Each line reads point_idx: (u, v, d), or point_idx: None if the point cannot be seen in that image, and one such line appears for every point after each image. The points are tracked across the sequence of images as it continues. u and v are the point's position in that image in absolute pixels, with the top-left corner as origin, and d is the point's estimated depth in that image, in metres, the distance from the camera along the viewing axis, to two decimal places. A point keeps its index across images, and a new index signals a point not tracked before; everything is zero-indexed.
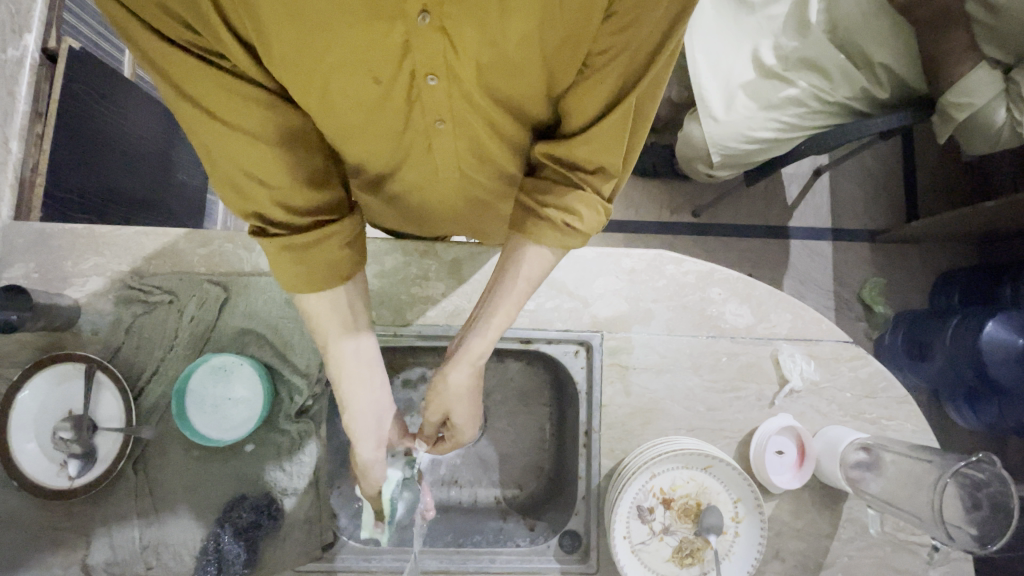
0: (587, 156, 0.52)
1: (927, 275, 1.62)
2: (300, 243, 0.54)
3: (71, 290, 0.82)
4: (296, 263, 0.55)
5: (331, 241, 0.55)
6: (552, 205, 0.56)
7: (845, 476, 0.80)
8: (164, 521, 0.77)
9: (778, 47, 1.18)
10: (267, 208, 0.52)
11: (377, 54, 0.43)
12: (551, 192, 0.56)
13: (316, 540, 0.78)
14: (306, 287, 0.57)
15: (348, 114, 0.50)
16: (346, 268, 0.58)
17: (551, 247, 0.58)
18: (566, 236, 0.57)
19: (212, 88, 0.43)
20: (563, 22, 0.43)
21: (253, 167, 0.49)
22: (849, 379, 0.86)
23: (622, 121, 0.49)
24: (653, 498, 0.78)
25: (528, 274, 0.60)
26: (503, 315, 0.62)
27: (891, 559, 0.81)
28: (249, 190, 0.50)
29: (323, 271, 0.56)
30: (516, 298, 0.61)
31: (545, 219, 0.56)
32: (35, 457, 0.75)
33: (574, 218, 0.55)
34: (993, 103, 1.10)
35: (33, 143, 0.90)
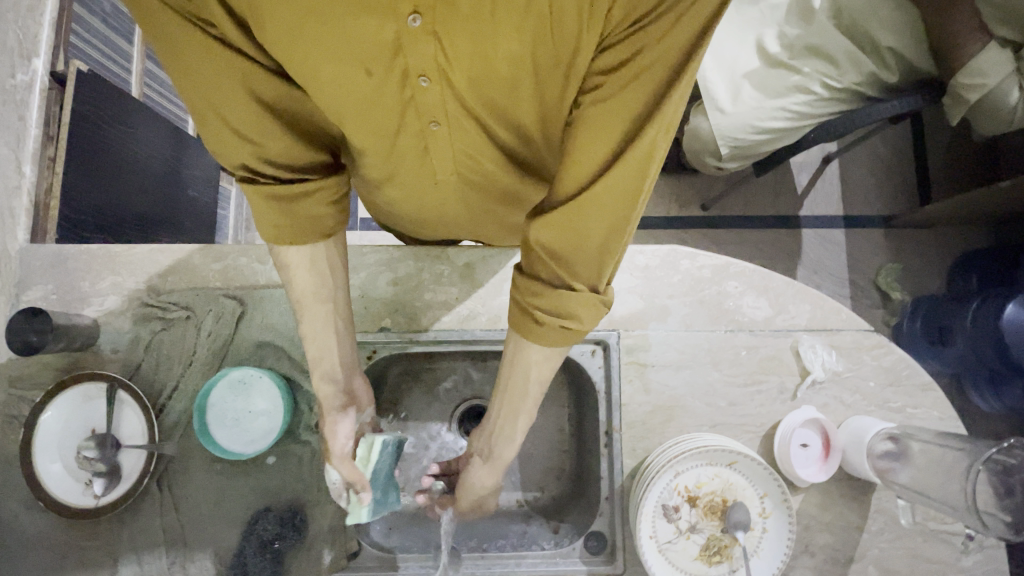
0: (573, 246, 0.47)
1: (943, 259, 1.59)
2: (287, 195, 0.55)
3: (89, 310, 0.83)
4: (279, 215, 0.56)
5: (318, 198, 0.57)
6: (544, 307, 0.51)
7: (872, 467, 0.78)
8: (190, 535, 0.78)
9: (782, 35, 1.17)
10: (256, 164, 0.53)
11: (369, 49, 0.43)
12: (541, 291, 0.50)
13: (341, 549, 0.78)
14: (288, 239, 0.58)
15: (342, 108, 0.50)
16: (329, 226, 0.60)
17: (549, 346, 0.54)
18: (561, 335, 0.52)
19: (205, 55, 0.44)
20: (559, 33, 0.41)
21: (243, 127, 0.50)
22: (872, 368, 0.85)
23: (619, 194, 0.43)
24: (678, 496, 0.77)
25: (540, 378, 0.58)
26: (523, 419, 0.63)
27: (924, 550, 0.80)
28: (238, 148, 0.51)
29: (306, 226, 0.58)
30: (534, 401, 0.62)
31: (539, 322, 0.52)
32: (61, 477, 0.76)
33: (572, 320, 0.51)
34: (1006, 83, 1.08)
35: (46, 166, 0.91)
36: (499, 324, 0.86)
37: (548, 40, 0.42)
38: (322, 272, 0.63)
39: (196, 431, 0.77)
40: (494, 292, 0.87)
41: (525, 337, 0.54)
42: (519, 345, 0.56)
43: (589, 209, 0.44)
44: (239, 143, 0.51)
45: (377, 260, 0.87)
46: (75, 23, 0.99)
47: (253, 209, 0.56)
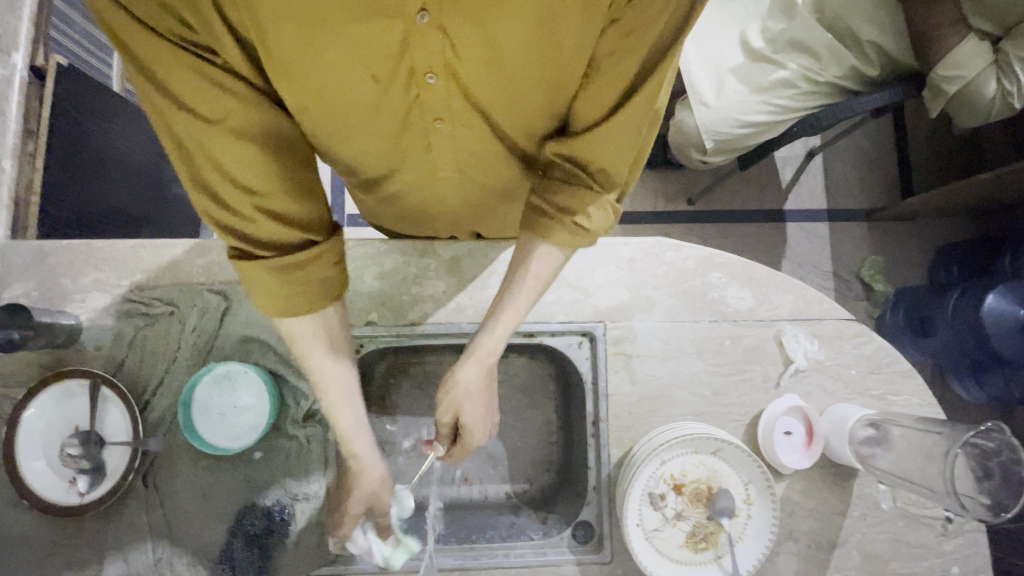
0: (593, 161, 0.52)
1: (925, 251, 1.62)
2: (290, 261, 0.52)
3: (71, 307, 0.82)
4: (287, 283, 0.53)
5: (325, 259, 0.55)
6: (562, 206, 0.55)
7: (854, 453, 0.80)
8: (176, 532, 0.77)
9: (765, 30, 1.19)
10: (257, 226, 0.50)
11: (378, 52, 0.45)
12: (561, 193, 0.55)
13: (329, 543, 0.78)
14: (296, 306, 0.55)
15: (346, 114, 0.51)
16: (337, 285, 0.57)
17: (560, 246, 0.58)
18: (577, 237, 0.56)
19: (206, 93, 0.42)
20: (567, 23, 0.44)
21: (244, 181, 0.47)
22: (853, 356, 0.87)
23: (634, 119, 0.48)
24: (664, 484, 0.79)
25: (537, 274, 0.60)
26: (513, 311, 0.62)
27: (905, 534, 0.82)
28: (236, 207, 0.48)
29: (316, 290, 0.55)
30: (528, 295, 0.61)
31: (554, 220, 0.56)
32: (44, 475, 0.75)
33: (584, 218, 0.55)
34: (983, 75, 1.10)
35: (26, 161, 0.90)
36: (486, 316, 0.86)
37: (555, 32, 0.45)
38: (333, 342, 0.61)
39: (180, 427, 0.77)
40: (481, 284, 0.87)
41: (533, 231, 0.58)
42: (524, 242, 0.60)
43: (608, 137, 0.50)
44: (242, 203, 0.48)
45: (363, 254, 0.86)
46: (55, 17, 0.98)
47: (255, 286, 0.53)
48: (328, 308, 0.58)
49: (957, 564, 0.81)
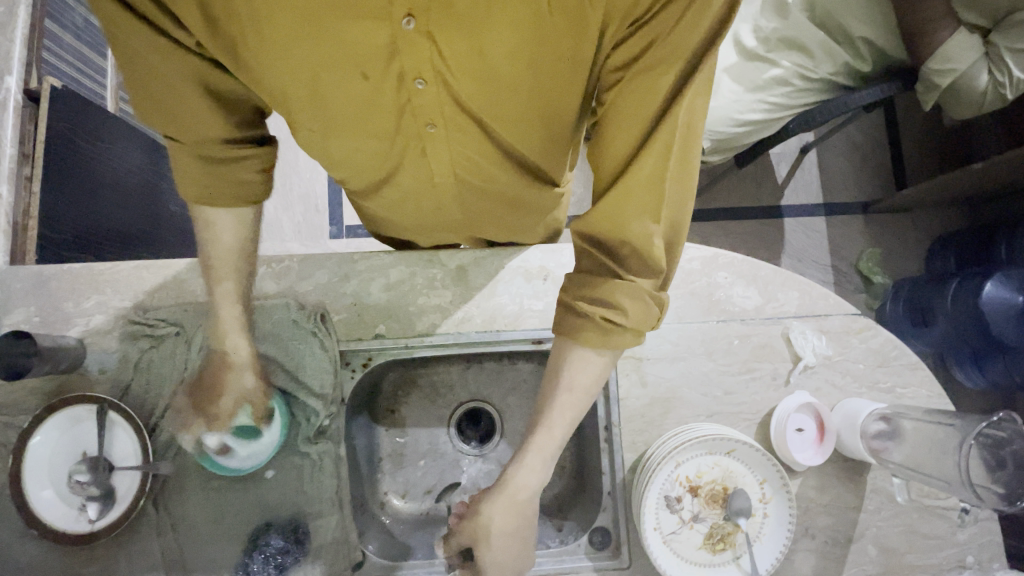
0: (616, 234, 0.51)
1: (920, 241, 1.63)
2: (213, 156, 0.61)
3: (74, 331, 0.81)
4: (205, 179, 0.62)
5: (245, 165, 0.63)
6: (593, 300, 0.54)
7: (867, 447, 0.80)
8: (190, 554, 0.76)
9: (757, 29, 1.19)
10: (189, 129, 0.58)
11: (367, 51, 0.46)
12: (592, 287, 0.54)
13: (345, 560, 0.77)
14: (213, 197, 0.64)
15: (337, 108, 0.53)
16: (251, 194, 0.65)
17: (596, 349, 0.56)
18: (610, 334, 0.54)
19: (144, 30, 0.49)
20: (558, 30, 0.45)
21: (182, 100, 0.55)
22: (861, 351, 0.87)
23: (651, 175, 0.47)
24: (680, 487, 0.78)
25: (568, 384, 0.59)
26: (550, 436, 0.60)
27: (920, 526, 0.82)
28: (181, 117, 0.57)
29: (230, 191, 0.64)
30: (565, 411, 0.59)
31: (584, 316, 0.55)
32: (53, 503, 0.74)
33: (619, 313, 0.53)
34: (976, 66, 1.11)
35: (22, 186, 0.88)
36: (494, 325, 0.85)
37: (546, 36, 0.46)
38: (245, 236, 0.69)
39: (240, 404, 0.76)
40: (488, 293, 0.86)
41: (567, 337, 0.57)
42: (560, 345, 0.59)
43: (628, 199, 0.48)
44: (175, 113, 0.57)
45: (369, 266, 0.86)
46: (47, 39, 0.97)
47: (180, 167, 0.61)
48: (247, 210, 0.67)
49: (973, 554, 0.81)
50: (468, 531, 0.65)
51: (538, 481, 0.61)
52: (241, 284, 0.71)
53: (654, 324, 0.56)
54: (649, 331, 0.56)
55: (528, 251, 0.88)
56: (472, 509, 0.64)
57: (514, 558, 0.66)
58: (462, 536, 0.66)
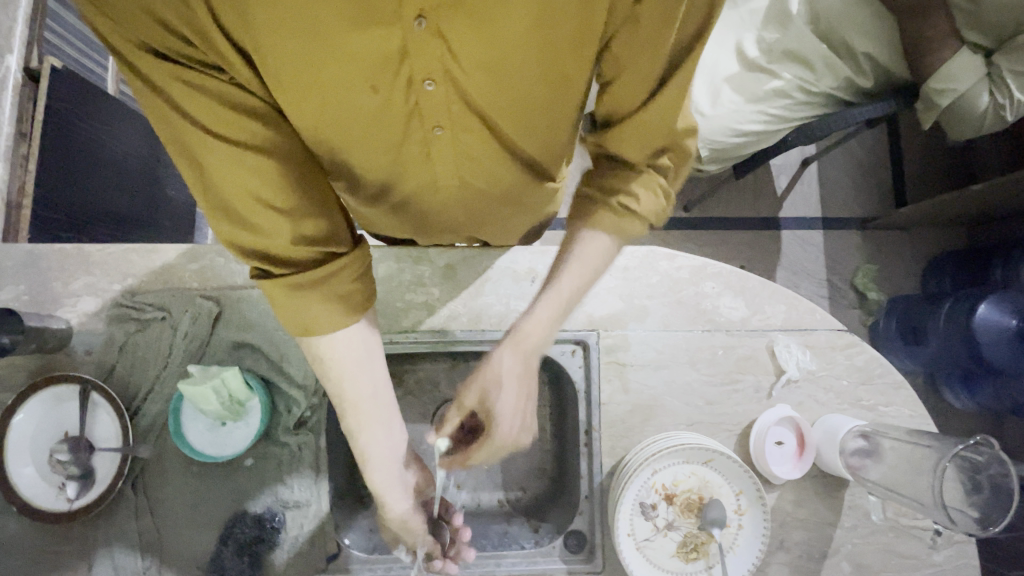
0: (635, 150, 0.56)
1: (918, 260, 1.63)
2: (311, 277, 0.53)
3: (62, 311, 0.81)
4: (303, 301, 0.54)
5: (342, 271, 0.55)
6: (611, 190, 0.58)
7: (845, 463, 0.80)
8: (167, 538, 0.77)
9: (760, 40, 1.19)
10: (275, 240, 0.51)
11: (376, 61, 0.46)
12: (610, 179, 0.58)
13: (320, 551, 0.77)
14: (311, 315, 0.55)
15: (347, 124, 0.52)
16: (359, 301, 0.57)
17: (610, 236, 0.59)
18: (625, 222, 0.58)
19: (229, 117, 0.45)
20: (568, 20, 0.46)
21: (261, 190, 0.48)
22: (845, 367, 0.87)
23: (670, 101, 0.50)
24: (656, 494, 0.79)
25: (580, 259, 0.59)
26: (563, 296, 0.59)
27: (895, 545, 0.82)
28: (259, 218, 0.50)
29: (336, 307, 0.55)
30: (580, 279, 0.59)
31: (602, 203, 0.58)
32: (33, 481, 0.75)
33: (634, 201, 0.57)
34: (977, 88, 1.11)
35: (19, 164, 0.89)
36: (480, 324, 0.86)
37: (554, 26, 0.46)
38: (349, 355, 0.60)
39: (228, 389, 0.74)
40: (475, 292, 0.87)
41: (584, 219, 0.60)
42: (569, 232, 0.61)
43: (642, 126, 0.53)
44: (258, 213, 0.49)
45: None
46: (50, 19, 0.97)
47: (278, 301, 0.54)
48: (353, 323, 0.58)
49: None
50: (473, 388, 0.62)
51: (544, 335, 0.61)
52: (360, 372, 0.60)
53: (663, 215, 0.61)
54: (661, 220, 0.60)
55: (516, 252, 0.88)
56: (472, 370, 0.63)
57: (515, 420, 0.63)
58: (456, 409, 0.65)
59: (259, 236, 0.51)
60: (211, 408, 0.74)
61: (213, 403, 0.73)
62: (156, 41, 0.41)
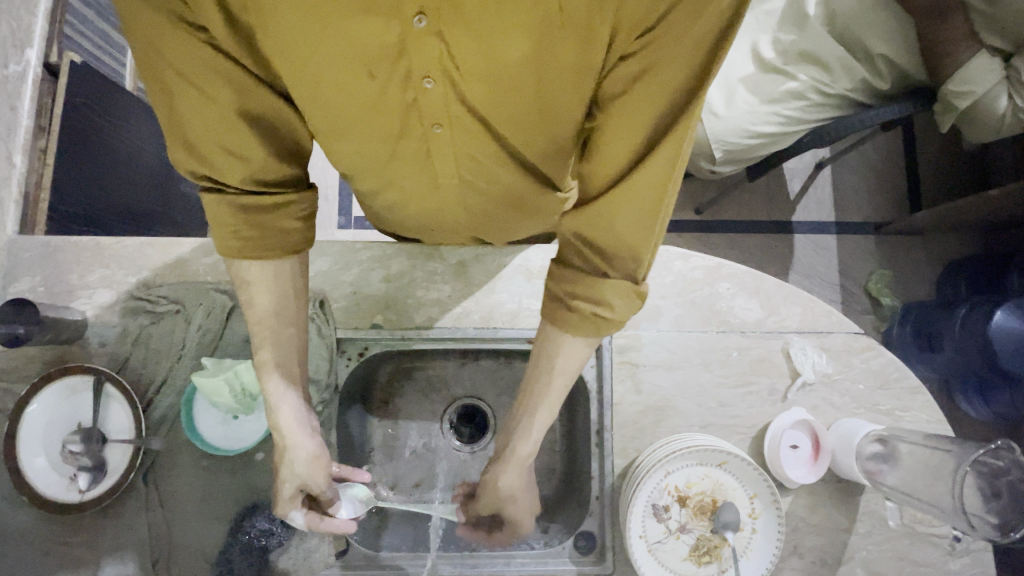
0: (608, 240, 0.51)
1: (932, 266, 1.61)
2: (256, 208, 0.58)
3: (77, 303, 0.82)
4: (245, 229, 0.58)
5: (284, 212, 0.60)
6: (581, 295, 0.55)
7: (862, 468, 0.79)
8: (176, 532, 0.77)
9: (776, 41, 1.19)
10: (228, 177, 0.55)
11: (375, 52, 0.46)
12: (576, 279, 0.55)
13: (329, 547, 0.77)
14: (252, 250, 0.60)
15: (343, 107, 0.53)
16: (295, 242, 0.62)
17: (585, 338, 0.58)
18: (597, 325, 0.56)
19: (205, 73, 0.48)
20: (567, 40, 0.44)
21: (225, 139, 0.52)
22: (862, 370, 0.86)
23: (651, 184, 0.46)
24: (669, 496, 0.78)
25: (562, 368, 0.61)
26: (544, 414, 0.64)
27: (911, 553, 0.80)
28: (216, 158, 0.54)
29: (272, 244, 0.60)
30: (557, 392, 0.63)
31: (574, 311, 0.56)
32: (44, 472, 0.75)
33: (604, 308, 0.55)
34: (995, 90, 1.11)
35: (36, 157, 0.89)
36: (491, 322, 0.85)
37: (554, 44, 0.45)
38: (285, 292, 0.65)
39: (240, 381, 0.74)
40: (487, 289, 0.86)
41: (558, 327, 0.58)
42: (546, 335, 0.61)
43: (619, 210, 0.49)
44: (217, 152, 0.53)
45: (370, 256, 0.86)
46: (69, 15, 0.98)
47: (219, 221, 0.58)
48: (287, 260, 0.64)
49: None
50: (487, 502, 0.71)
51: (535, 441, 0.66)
52: (284, 306, 0.65)
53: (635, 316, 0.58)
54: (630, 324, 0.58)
55: (529, 251, 0.87)
56: (486, 478, 0.70)
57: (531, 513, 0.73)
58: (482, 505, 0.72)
59: (216, 170, 0.55)
60: (223, 400, 0.74)
61: (224, 394, 0.73)
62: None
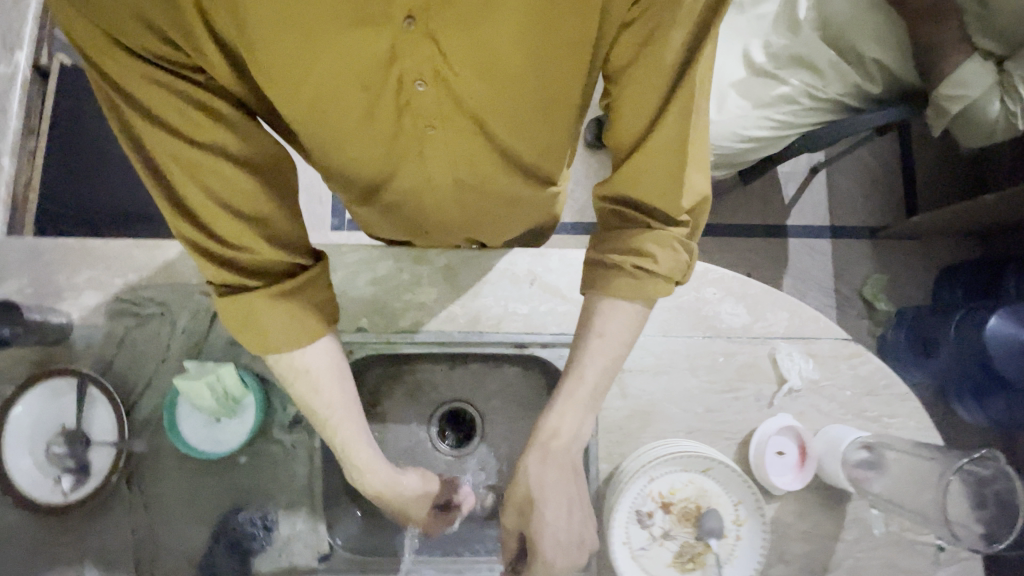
0: (643, 192, 0.54)
1: (928, 270, 1.60)
2: (287, 286, 0.56)
3: (64, 305, 0.82)
4: (279, 311, 0.57)
5: (315, 282, 0.58)
6: (620, 250, 0.57)
7: (847, 475, 0.78)
8: (160, 534, 0.77)
9: (767, 45, 1.18)
10: (255, 254, 0.54)
11: (365, 56, 0.46)
12: (617, 237, 0.57)
13: (312, 550, 0.77)
14: (271, 325, 0.57)
15: (335, 115, 0.53)
16: (329, 309, 0.61)
17: (630, 298, 0.59)
18: (641, 281, 0.57)
19: (206, 125, 0.47)
20: (561, 22, 0.46)
21: (240, 202, 0.52)
22: (850, 377, 0.85)
23: (674, 135, 0.50)
24: (653, 502, 0.77)
25: (599, 331, 0.61)
26: (585, 383, 0.62)
27: (899, 560, 0.80)
28: (236, 234, 0.53)
29: (308, 317, 0.59)
30: (599, 359, 0.61)
31: (613, 267, 0.58)
32: (29, 473, 0.75)
33: (650, 260, 0.56)
34: (987, 95, 1.09)
35: (25, 158, 0.90)
36: (477, 326, 0.85)
37: (548, 32, 0.47)
38: (328, 355, 0.62)
39: (222, 383, 0.74)
40: (474, 294, 0.86)
41: (599, 288, 0.60)
42: (590, 302, 0.61)
43: (647, 163, 0.52)
44: (237, 227, 0.52)
45: (357, 259, 0.86)
46: None
47: (253, 315, 0.56)
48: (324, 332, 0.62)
49: None
50: (513, 506, 0.65)
51: (571, 426, 0.63)
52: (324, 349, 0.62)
53: (683, 274, 0.59)
54: (678, 281, 0.59)
55: (516, 254, 0.87)
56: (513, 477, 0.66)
57: (571, 551, 0.63)
58: (509, 517, 0.66)
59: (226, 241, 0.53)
60: (206, 400, 0.73)
61: (205, 395, 0.73)
62: (124, 40, 0.43)
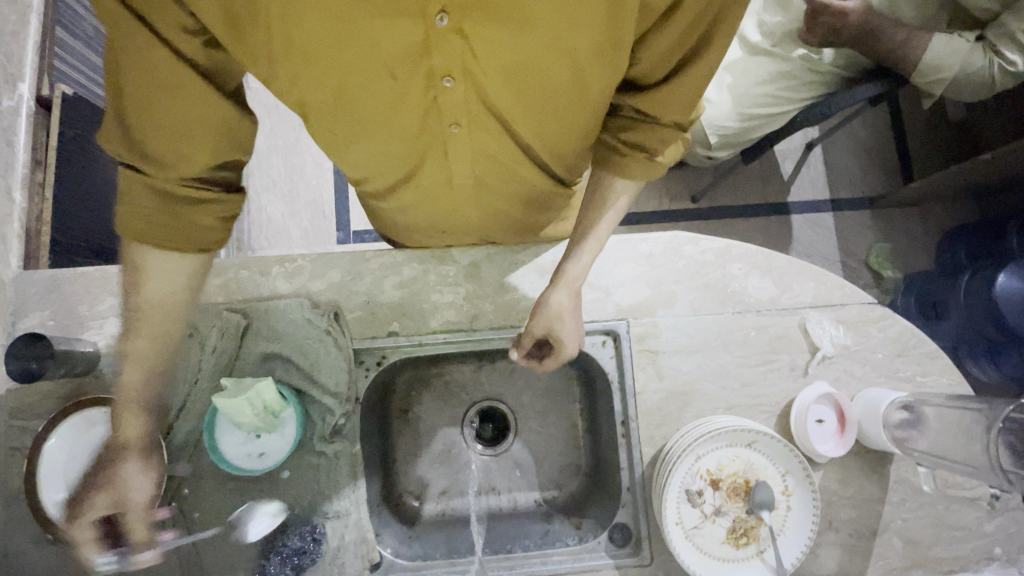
0: (662, 110, 0.57)
1: (930, 235, 1.62)
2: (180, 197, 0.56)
3: (89, 334, 0.81)
4: (164, 217, 0.56)
5: (208, 208, 0.58)
6: (635, 142, 0.61)
7: (891, 437, 0.78)
8: (208, 557, 0.75)
9: (761, 24, 1.20)
10: (163, 174, 0.55)
11: (397, 52, 0.46)
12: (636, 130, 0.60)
13: (363, 559, 0.76)
14: (171, 246, 0.58)
15: (361, 108, 0.52)
16: (212, 239, 0.60)
17: (636, 177, 0.64)
18: (650, 167, 0.62)
19: (166, 73, 0.47)
20: (594, 17, 0.45)
21: (175, 142, 0.52)
22: (879, 340, 0.86)
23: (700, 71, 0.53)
24: (701, 480, 0.77)
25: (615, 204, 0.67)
26: (595, 242, 0.68)
27: (946, 517, 0.80)
28: (160, 158, 0.53)
29: (188, 238, 0.58)
30: (608, 225, 0.67)
31: (630, 154, 0.61)
32: (69, 507, 0.73)
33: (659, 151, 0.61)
34: (974, 59, 1.12)
35: (35, 192, 0.87)
36: (508, 321, 0.85)
37: (576, 29, 0.46)
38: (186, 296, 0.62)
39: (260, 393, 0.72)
40: (501, 289, 0.86)
41: (613, 171, 0.64)
42: (597, 176, 0.66)
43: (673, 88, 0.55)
44: (165, 152, 0.53)
45: (381, 264, 0.86)
46: (58, 48, 0.97)
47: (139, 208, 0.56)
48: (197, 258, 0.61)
49: (1001, 545, 0.80)
50: (541, 325, 0.70)
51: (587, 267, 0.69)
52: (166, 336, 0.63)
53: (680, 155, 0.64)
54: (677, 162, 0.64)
55: (541, 247, 0.87)
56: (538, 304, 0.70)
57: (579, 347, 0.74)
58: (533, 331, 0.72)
59: (153, 161, 0.53)
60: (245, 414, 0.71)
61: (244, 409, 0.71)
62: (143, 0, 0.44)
